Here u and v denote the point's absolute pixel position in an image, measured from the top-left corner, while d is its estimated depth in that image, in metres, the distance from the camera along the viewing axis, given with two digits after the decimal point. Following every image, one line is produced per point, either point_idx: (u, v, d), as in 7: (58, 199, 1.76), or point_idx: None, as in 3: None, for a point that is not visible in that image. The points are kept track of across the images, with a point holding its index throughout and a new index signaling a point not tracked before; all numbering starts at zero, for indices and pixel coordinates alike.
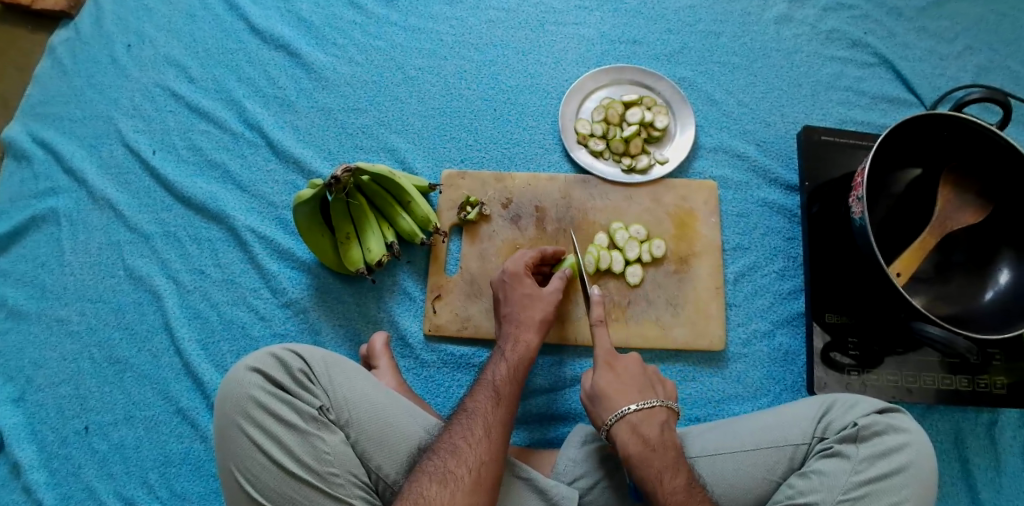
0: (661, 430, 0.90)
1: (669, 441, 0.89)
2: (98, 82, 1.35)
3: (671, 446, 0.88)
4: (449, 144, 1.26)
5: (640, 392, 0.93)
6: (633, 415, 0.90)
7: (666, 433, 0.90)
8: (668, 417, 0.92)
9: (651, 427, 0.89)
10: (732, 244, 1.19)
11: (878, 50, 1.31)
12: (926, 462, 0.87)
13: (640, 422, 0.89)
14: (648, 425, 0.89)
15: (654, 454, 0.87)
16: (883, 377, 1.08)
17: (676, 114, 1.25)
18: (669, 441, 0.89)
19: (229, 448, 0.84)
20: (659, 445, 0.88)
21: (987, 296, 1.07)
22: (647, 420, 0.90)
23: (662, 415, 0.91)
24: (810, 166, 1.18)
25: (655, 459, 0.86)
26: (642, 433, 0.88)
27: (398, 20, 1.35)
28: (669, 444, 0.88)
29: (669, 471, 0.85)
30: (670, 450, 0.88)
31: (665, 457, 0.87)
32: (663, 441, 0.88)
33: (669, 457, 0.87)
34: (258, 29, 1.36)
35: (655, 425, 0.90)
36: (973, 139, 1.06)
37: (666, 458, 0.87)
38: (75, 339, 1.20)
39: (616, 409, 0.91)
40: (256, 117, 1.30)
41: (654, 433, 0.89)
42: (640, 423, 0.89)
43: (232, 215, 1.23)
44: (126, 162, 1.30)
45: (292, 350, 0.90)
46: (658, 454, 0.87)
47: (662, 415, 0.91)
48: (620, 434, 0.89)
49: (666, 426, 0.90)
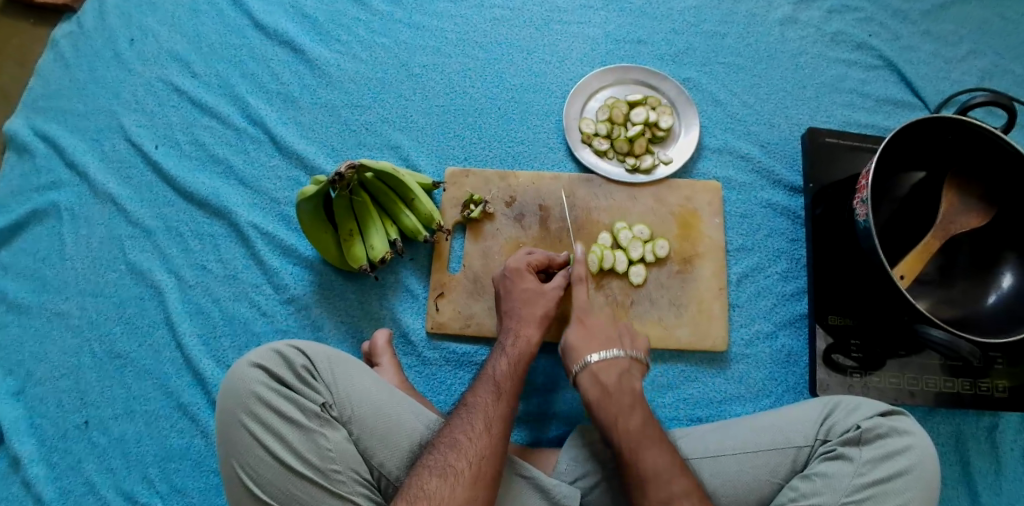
0: (621, 376, 0.92)
1: (627, 387, 0.91)
2: (101, 76, 1.35)
3: (629, 390, 0.91)
4: (453, 142, 1.26)
5: (604, 343, 0.97)
6: (594, 364, 0.94)
7: (627, 379, 0.92)
8: (632, 367, 0.95)
9: (611, 374, 0.93)
10: (735, 245, 1.19)
11: (882, 53, 1.31)
12: (928, 464, 0.87)
13: (601, 369, 0.93)
14: (607, 372, 0.93)
15: (611, 398, 0.90)
16: (885, 379, 1.08)
17: (680, 115, 1.25)
18: (628, 386, 0.92)
19: (231, 444, 0.84)
20: (616, 390, 0.91)
21: (990, 300, 1.07)
22: (607, 368, 0.93)
23: (623, 363, 0.94)
24: (815, 168, 1.18)
25: (611, 403, 0.89)
26: (601, 380, 0.92)
27: (403, 18, 1.34)
28: (626, 388, 0.91)
29: (625, 412, 0.88)
30: (628, 393, 0.90)
31: (621, 400, 0.90)
32: (621, 386, 0.91)
33: (626, 400, 0.89)
34: (262, 25, 1.36)
35: (614, 371, 0.93)
36: (979, 143, 1.06)
37: (623, 402, 0.89)
38: (76, 333, 1.20)
39: (580, 359, 0.95)
40: (259, 112, 1.29)
41: (613, 379, 0.92)
42: (600, 371, 0.93)
43: (234, 210, 1.23)
44: (129, 156, 1.30)
45: (294, 346, 0.90)
46: (614, 398, 0.90)
47: (624, 364, 0.94)
48: (584, 382, 0.94)
49: (627, 372, 0.93)
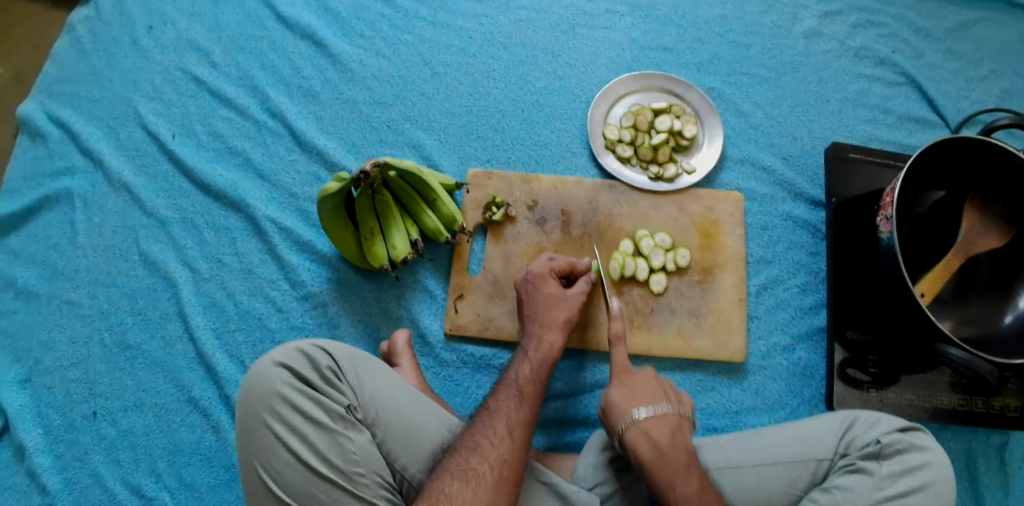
0: (673, 432, 0.88)
1: (680, 445, 0.87)
2: (118, 62, 1.33)
3: (682, 447, 0.87)
4: (475, 143, 1.25)
5: (651, 397, 0.92)
6: (644, 421, 0.88)
7: (678, 436, 0.88)
8: (682, 423, 0.90)
9: (662, 429, 0.88)
10: (755, 256, 1.19)
11: (905, 70, 1.31)
12: (948, 482, 0.88)
13: (652, 427, 0.88)
14: (660, 429, 0.88)
15: (665, 459, 0.85)
16: (900, 395, 1.09)
17: (704, 124, 1.25)
18: (680, 442, 0.88)
19: (254, 444, 0.83)
20: (670, 450, 0.86)
21: (1008, 320, 1.08)
22: (658, 423, 0.88)
23: (674, 419, 0.89)
24: (836, 182, 1.18)
25: (666, 463, 0.85)
26: (653, 438, 0.87)
27: (427, 16, 1.33)
28: (680, 445, 0.87)
29: (681, 475, 0.84)
30: (682, 454, 0.86)
31: (677, 462, 0.85)
32: (674, 444, 0.87)
33: (681, 460, 0.85)
34: (284, 17, 1.34)
35: (666, 427, 0.88)
36: (1000, 164, 1.07)
37: (678, 463, 0.85)
38: (86, 323, 1.18)
39: (626, 416, 0.90)
40: (279, 105, 1.28)
41: (666, 435, 0.87)
42: (651, 427, 0.88)
43: (251, 204, 1.21)
44: (145, 144, 1.28)
45: (319, 346, 0.89)
46: (670, 460, 0.85)
47: (674, 421, 0.89)
48: (631, 440, 0.88)
49: (678, 430, 0.89)
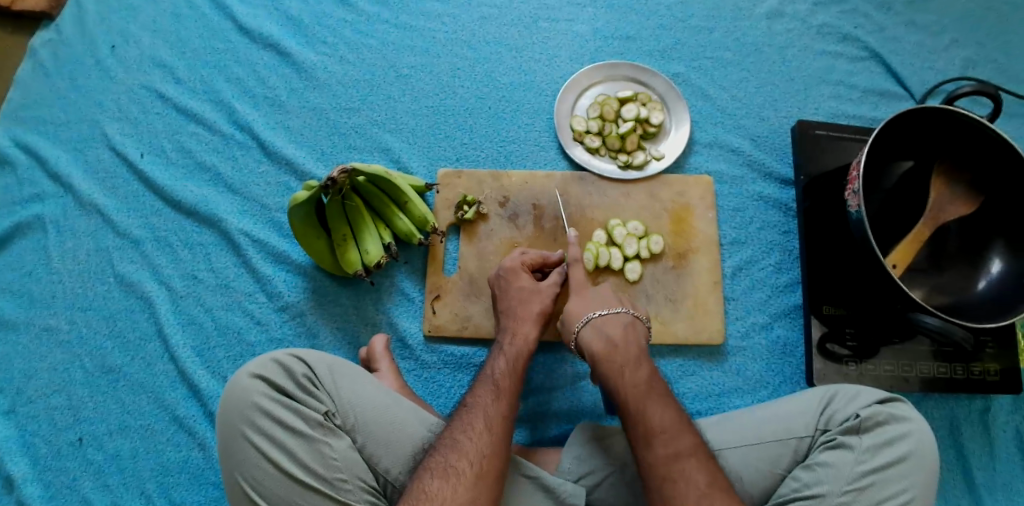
0: (625, 329, 0.96)
1: (632, 341, 0.95)
2: (82, 84, 1.32)
3: (633, 343, 0.94)
4: (444, 143, 1.25)
5: (604, 303, 1.00)
6: (596, 319, 0.97)
7: (630, 332, 0.96)
8: (635, 322, 0.98)
9: (614, 326, 0.96)
10: (729, 239, 1.20)
11: (867, 45, 1.32)
12: (927, 450, 0.88)
13: (603, 323, 0.97)
14: (612, 325, 0.96)
15: (617, 350, 0.93)
16: (880, 367, 1.10)
17: (671, 110, 1.25)
18: (632, 338, 0.95)
19: (235, 458, 0.83)
20: (621, 343, 0.94)
21: (981, 286, 1.09)
22: (610, 321, 0.97)
23: (627, 319, 0.97)
24: (804, 160, 1.19)
25: (616, 354, 0.93)
26: (606, 333, 0.95)
27: (390, 18, 1.33)
28: (631, 340, 0.95)
29: (629, 365, 0.91)
30: (633, 348, 0.94)
31: (627, 352, 0.93)
32: (626, 339, 0.95)
33: (632, 352, 0.93)
34: (245, 28, 1.34)
35: (619, 323, 0.96)
36: (964, 132, 1.08)
37: (628, 355, 0.93)
38: (65, 349, 1.18)
39: (580, 316, 0.99)
40: (246, 118, 1.27)
41: (618, 332, 0.95)
42: (604, 324, 0.97)
43: (224, 218, 1.21)
44: (114, 166, 1.27)
45: (295, 355, 0.89)
46: (620, 351, 0.93)
47: (627, 319, 0.97)
48: (585, 336, 0.97)
49: (632, 328, 0.96)
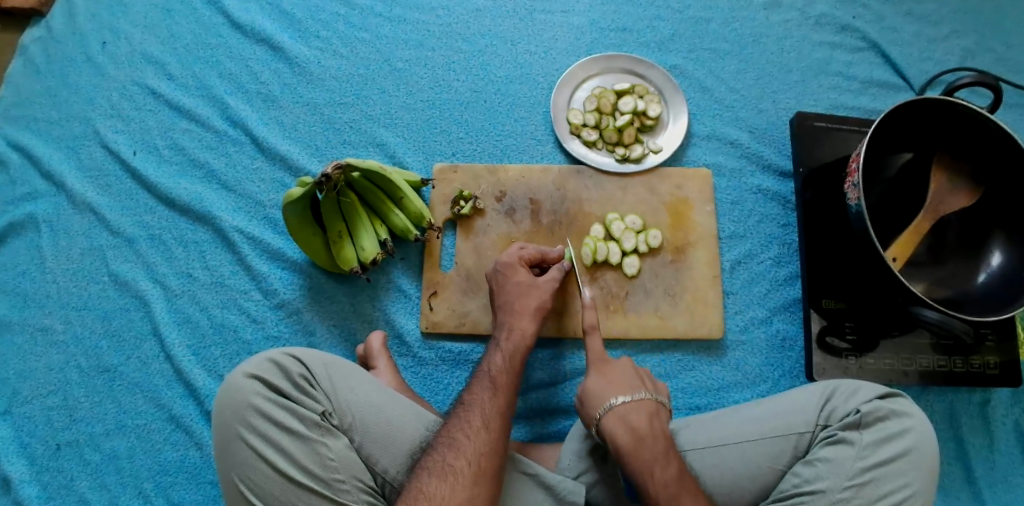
0: (651, 419, 0.89)
1: (658, 430, 0.88)
2: (73, 81, 1.31)
3: (660, 433, 0.87)
4: (439, 138, 1.24)
5: (628, 386, 0.92)
6: (621, 407, 0.89)
7: (657, 422, 0.89)
8: (660, 410, 0.91)
9: (640, 416, 0.88)
10: (727, 232, 1.19)
11: (866, 35, 1.31)
12: (927, 445, 0.88)
13: (628, 412, 0.89)
14: (638, 415, 0.88)
15: (644, 444, 0.85)
16: (879, 360, 1.09)
17: (668, 103, 1.24)
18: (658, 429, 0.88)
19: (231, 458, 0.82)
20: (649, 434, 0.87)
21: (981, 279, 1.09)
22: (635, 409, 0.89)
23: (651, 403, 0.90)
24: (803, 152, 1.18)
25: (644, 449, 0.85)
26: (631, 424, 0.87)
27: (383, 11, 1.32)
28: (658, 432, 0.87)
29: (659, 462, 0.84)
30: (660, 439, 0.86)
31: (655, 446, 0.86)
32: (652, 431, 0.87)
33: (660, 445, 0.86)
34: (237, 23, 1.32)
35: (644, 414, 0.89)
36: (965, 123, 1.07)
37: (656, 448, 0.85)
38: (61, 349, 1.17)
39: (604, 403, 0.91)
40: (239, 114, 1.26)
41: (644, 424, 0.88)
42: (628, 412, 0.89)
43: (218, 216, 1.20)
44: (107, 164, 1.26)
45: (291, 355, 0.88)
46: (648, 444, 0.85)
47: (652, 407, 0.90)
48: (609, 426, 0.89)
49: (656, 416, 0.89)
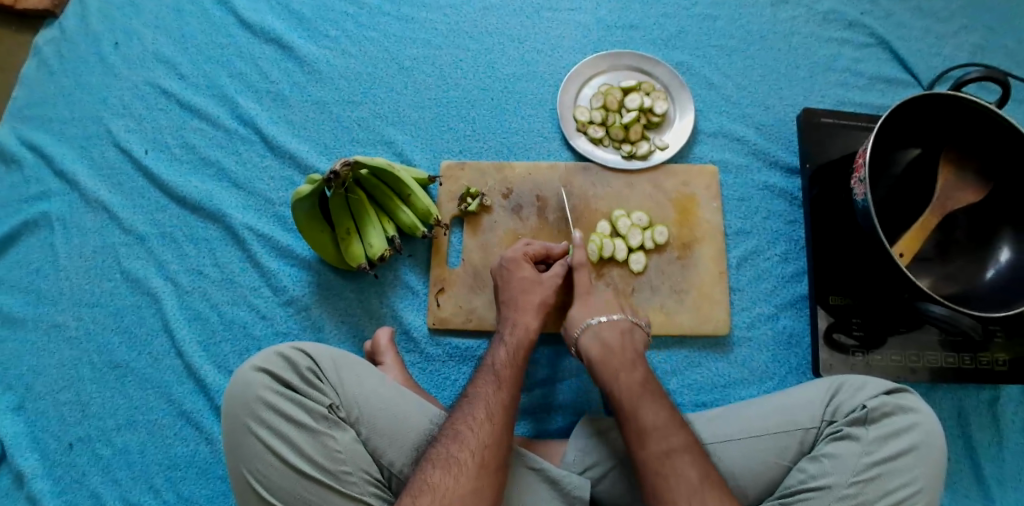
0: (623, 334, 0.96)
1: (630, 349, 0.95)
2: (86, 81, 1.32)
3: (630, 348, 0.95)
4: (447, 135, 1.25)
5: (605, 307, 1.01)
6: (596, 325, 0.98)
7: (628, 338, 0.96)
8: (634, 329, 0.98)
9: (612, 333, 0.96)
10: (734, 229, 1.19)
11: (874, 31, 1.30)
12: (935, 440, 0.88)
13: (602, 329, 0.97)
14: (609, 330, 0.96)
15: (613, 355, 0.93)
16: (887, 357, 1.09)
17: (675, 100, 1.24)
18: (630, 344, 0.96)
19: (240, 451, 0.83)
20: (618, 348, 0.94)
21: (989, 275, 1.08)
22: (609, 327, 0.97)
23: (625, 325, 0.98)
24: (810, 149, 1.18)
25: (614, 358, 0.93)
26: (603, 339, 0.96)
27: (391, 11, 1.33)
28: (628, 347, 0.95)
29: (625, 369, 0.91)
30: (628, 352, 0.94)
31: (624, 357, 0.93)
32: (623, 345, 0.95)
33: (628, 357, 0.93)
34: (248, 23, 1.33)
35: (616, 331, 0.97)
36: (973, 118, 1.07)
37: (624, 359, 0.93)
38: (74, 345, 1.18)
39: (581, 322, 0.99)
40: (249, 113, 1.28)
41: (615, 339, 0.96)
42: (603, 330, 0.97)
43: (228, 214, 1.21)
44: (119, 163, 1.28)
45: (299, 348, 0.89)
46: (617, 355, 0.93)
47: (626, 326, 0.98)
48: (584, 341, 0.97)
49: (629, 335, 0.97)
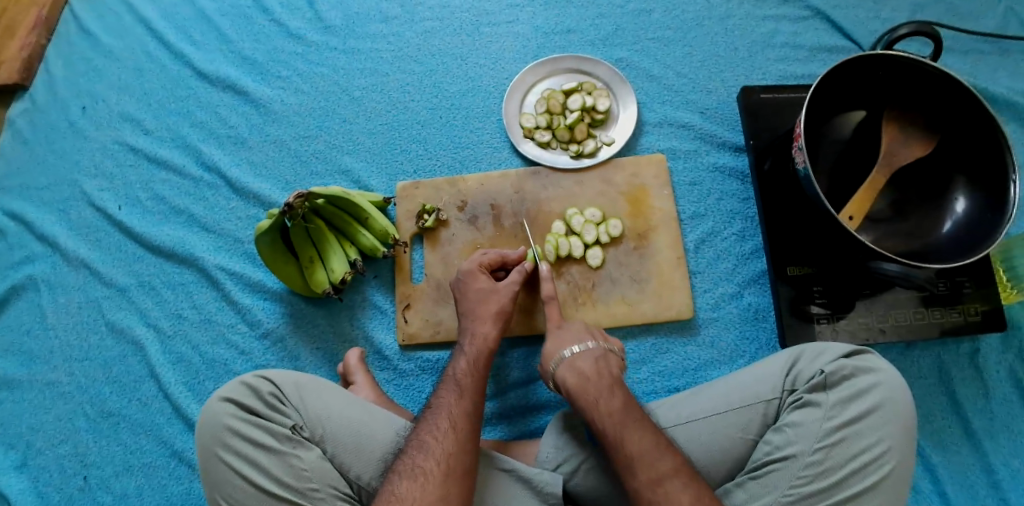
0: (598, 361, 0.95)
1: (606, 372, 0.93)
2: (59, 147, 1.39)
3: (607, 373, 0.93)
4: (401, 157, 1.28)
5: (578, 339, 1.00)
6: (570, 356, 0.97)
7: (603, 364, 0.94)
8: (608, 355, 0.97)
9: (586, 360, 0.95)
10: (688, 213, 1.20)
11: (809, 3, 1.32)
12: (898, 397, 0.88)
13: (576, 359, 0.96)
14: (582, 359, 0.95)
15: (589, 382, 0.92)
16: (855, 320, 1.09)
17: (617, 96, 1.27)
18: (606, 369, 0.94)
19: (211, 478, 0.86)
20: (594, 375, 0.92)
21: (947, 227, 1.08)
22: (583, 356, 0.96)
23: (599, 351, 0.97)
24: (754, 126, 1.19)
25: (590, 386, 0.91)
26: (577, 367, 0.95)
27: (337, 45, 1.38)
28: (604, 371, 0.93)
29: (604, 394, 0.89)
30: (605, 378, 0.92)
31: (599, 382, 0.91)
32: (599, 371, 0.93)
33: (605, 382, 0.91)
34: (204, 73, 1.39)
35: (590, 358, 0.95)
36: (909, 74, 1.08)
37: (601, 385, 0.91)
38: (68, 400, 1.23)
39: (556, 355, 0.99)
40: (212, 158, 1.33)
41: (590, 366, 0.94)
42: (576, 359, 0.96)
43: (200, 256, 1.26)
44: (96, 221, 1.34)
45: (261, 376, 0.92)
46: (593, 382, 0.91)
47: (599, 352, 0.96)
48: (562, 374, 0.96)
49: (604, 359, 0.95)
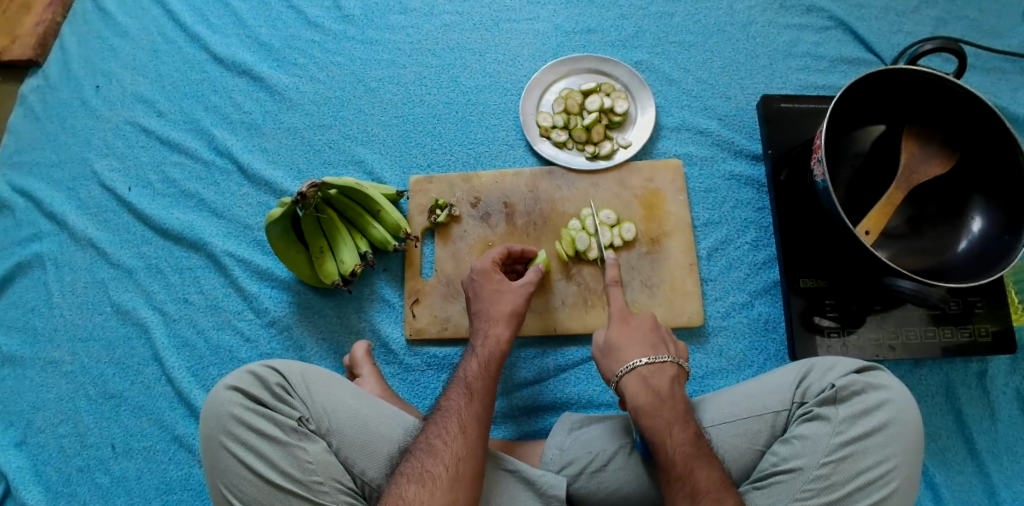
0: (672, 383, 0.90)
1: (678, 394, 0.89)
2: (71, 125, 1.38)
3: (680, 398, 0.89)
4: (415, 151, 1.28)
5: (647, 347, 0.94)
6: (643, 368, 0.90)
7: (676, 387, 0.90)
8: (679, 373, 0.92)
9: (661, 379, 0.90)
10: (702, 220, 1.20)
11: (833, 14, 1.31)
12: (907, 415, 0.87)
13: (650, 375, 0.90)
14: (660, 377, 0.90)
15: (664, 405, 0.87)
16: (864, 336, 1.08)
17: (635, 98, 1.26)
18: (678, 393, 0.90)
19: (216, 466, 0.86)
20: (668, 398, 0.88)
21: (962, 246, 1.07)
22: (657, 373, 0.91)
23: (674, 369, 0.92)
24: (773, 134, 1.18)
25: (664, 410, 0.87)
26: (652, 385, 0.89)
27: (356, 35, 1.36)
28: (678, 396, 0.89)
29: (678, 423, 0.86)
30: (680, 403, 0.88)
31: (674, 409, 0.87)
32: (673, 396, 0.89)
33: (679, 408, 0.87)
34: (220, 58, 1.38)
35: (666, 378, 0.90)
36: (932, 90, 1.06)
37: (675, 411, 0.87)
38: (70, 379, 1.22)
39: (626, 362, 0.92)
40: (225, 143, 1.32)
41: (665, 386, 0.89)
42: (650, 375, 0.90)
43: (209, 242, 1.25)
44: (105, 201, 1.33)
45: (269, 366, 0.91)
46: (668, 406, 0.87)
47: (673, 371, 0.91)
48: (630, 386, 0.90)
49: (677, 380, 0.91)
